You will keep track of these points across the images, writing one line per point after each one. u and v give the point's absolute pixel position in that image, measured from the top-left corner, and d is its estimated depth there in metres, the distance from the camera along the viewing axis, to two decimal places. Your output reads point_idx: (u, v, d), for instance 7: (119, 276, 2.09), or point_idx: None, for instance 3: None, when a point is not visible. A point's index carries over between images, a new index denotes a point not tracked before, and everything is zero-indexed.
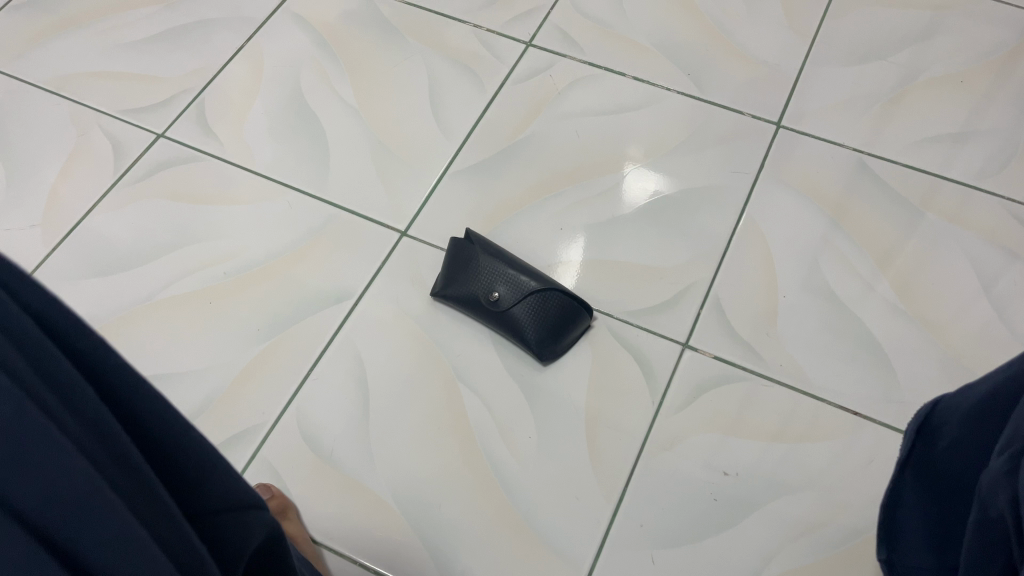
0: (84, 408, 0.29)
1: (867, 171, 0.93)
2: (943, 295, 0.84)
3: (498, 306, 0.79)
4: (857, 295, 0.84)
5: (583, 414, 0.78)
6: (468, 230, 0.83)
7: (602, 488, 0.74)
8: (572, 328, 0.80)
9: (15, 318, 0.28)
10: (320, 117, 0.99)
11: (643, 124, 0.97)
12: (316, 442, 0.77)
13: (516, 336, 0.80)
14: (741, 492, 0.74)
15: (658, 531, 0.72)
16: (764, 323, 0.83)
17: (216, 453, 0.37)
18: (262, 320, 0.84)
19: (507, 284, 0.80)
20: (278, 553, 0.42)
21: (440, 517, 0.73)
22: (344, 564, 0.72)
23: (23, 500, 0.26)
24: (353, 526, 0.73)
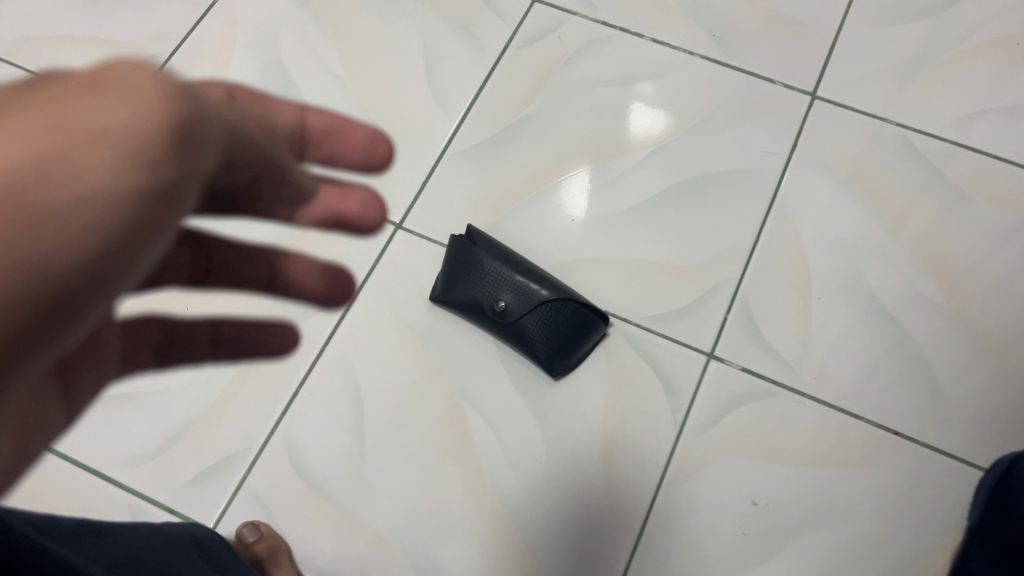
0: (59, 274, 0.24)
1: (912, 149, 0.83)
2: (995, 295, 0.76)
3: (505, 317, 0.71)
4: (902, 296, 0.76)
5: (599, 436, 0.71)
6: (470, 227, 0.75)
7: (621, 521, 0.68)
8: (587, 339, 0.72)
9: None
10: (302, 89, 0.89)
11: (662, 93, 0.87)
12: (307, 468, 0.71)
13: (523, 348, 0.72)
14: (772, 524, 0.68)
15: (683, 568, 0.67)
16: (797, 331, 0.75)
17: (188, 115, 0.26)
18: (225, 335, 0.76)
19: (514, 292, 0.71)
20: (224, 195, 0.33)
21: (444, 553, 0.68)
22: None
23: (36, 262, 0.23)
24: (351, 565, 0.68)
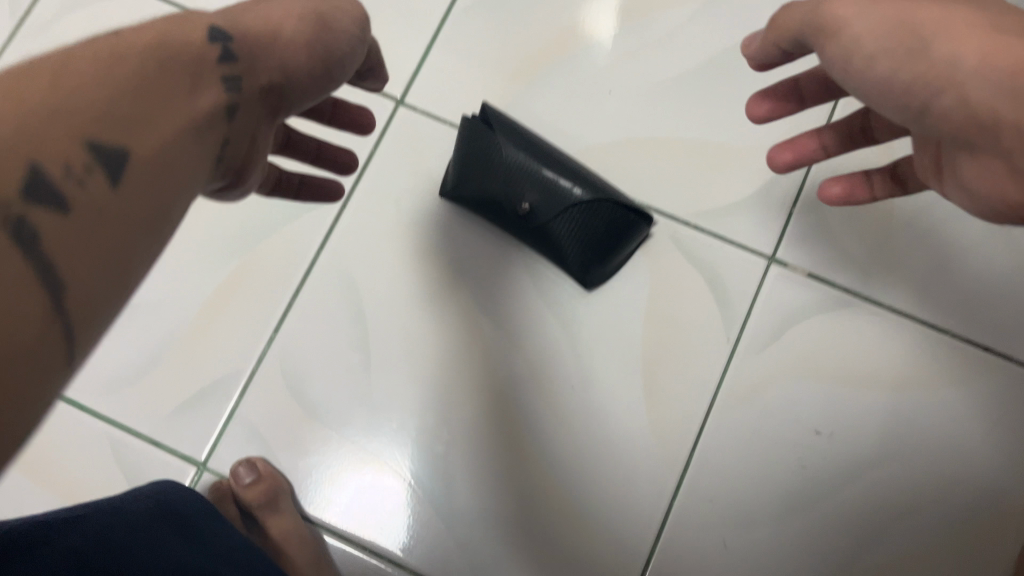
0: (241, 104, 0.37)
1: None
2: None
3: (530, 220, 0.59)
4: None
5: (639, 356, 0.62)
6: (484, 106, 0.60)
7: (665, 454, 0.60)
8: (626, 243, 0.61)
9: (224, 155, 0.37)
10: None
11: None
12: (307, 396, 0.62)
13: (553, 252, 0.61)
14: (836, 456, 0.60)
15: (733, 505, 0.60)
16: (879, 227, 0.63)
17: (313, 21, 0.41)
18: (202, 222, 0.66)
19: (541, 189, 0.59)
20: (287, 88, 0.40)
21: (465, 491, 0.61)
22: (349, 555, 0.60)
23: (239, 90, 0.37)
24: (380, 479, 0.61)
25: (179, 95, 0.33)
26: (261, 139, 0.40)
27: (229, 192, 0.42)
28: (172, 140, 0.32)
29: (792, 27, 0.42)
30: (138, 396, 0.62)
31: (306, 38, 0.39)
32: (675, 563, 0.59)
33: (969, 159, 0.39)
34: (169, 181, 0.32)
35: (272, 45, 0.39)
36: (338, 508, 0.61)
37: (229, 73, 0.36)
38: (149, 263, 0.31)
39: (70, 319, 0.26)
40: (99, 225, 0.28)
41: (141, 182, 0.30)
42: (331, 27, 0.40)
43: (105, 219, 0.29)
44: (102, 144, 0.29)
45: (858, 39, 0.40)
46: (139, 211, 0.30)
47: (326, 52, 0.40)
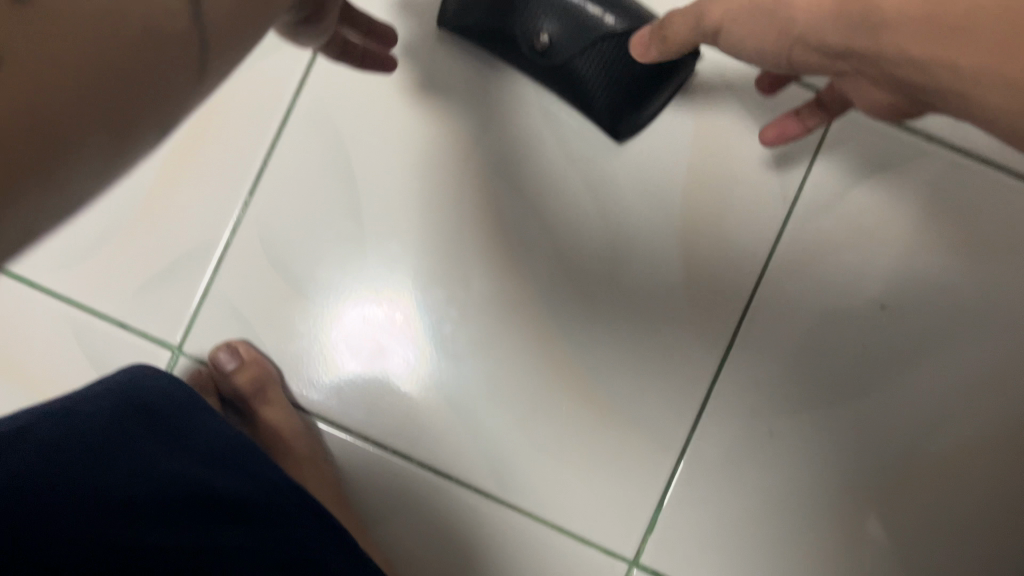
0: None
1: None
2: None
3: (550, 57, 0.48)
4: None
5: (675, 221, 0.53)
6: None
7: (704, 334, 0.52)
8: (666, 83, 0.50)
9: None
10: None
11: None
12: (290, 270, 0.54)
13: (580, 96, 0.51)
14: (904, 333, 0.52)
15: (783, 390, 0.52)
16: None
17: None
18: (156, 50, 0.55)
19: (563, 17, 0.47)
20: None
21: (475, 377, 0.54)
22: (347, 448, 0.54)
23: None
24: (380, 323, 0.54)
25: None
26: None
27: (304, 29, 0.34)
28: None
29: (679, 44, 0.40)
30: (97, 272, 0.54)
31: None
32: (714, 454, 0.52)
33: (836, 80, 0.36)
34: None
35: None
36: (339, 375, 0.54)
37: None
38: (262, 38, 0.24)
39: (211, 47, 0.21)
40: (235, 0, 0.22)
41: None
42: None
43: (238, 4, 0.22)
44: None
45: (731, 31, 0.37)
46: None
47: None
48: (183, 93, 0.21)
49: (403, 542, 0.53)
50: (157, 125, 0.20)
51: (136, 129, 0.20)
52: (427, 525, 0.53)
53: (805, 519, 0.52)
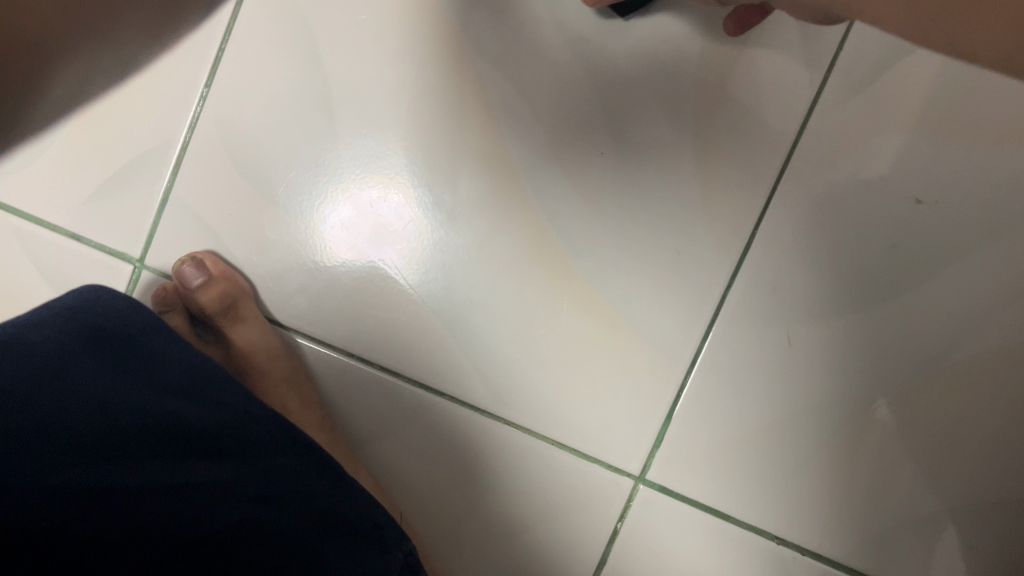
0: None
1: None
2: None
3: None
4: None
5: (675, 111, 0.48)
6: None
7: (714, 235, 0.48)
8: None
9: None
10: None
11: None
12: (257, 170, 0.50)
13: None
14: (937, 230, 0.47)
15: (802, 295, 0.48)
16: None
17: None
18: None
19: None
20: None
21: (471, 284, 0.50)
22: (332, 363, 0.51)
23: None
24: (372, 200, 0.50)
25: None
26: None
27: None
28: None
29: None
30: (49, 181, 0.51)
31: None
32: (728, 360, 0.48)
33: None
34: None
35: None
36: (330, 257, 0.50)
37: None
38: None
39: None
40: None
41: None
42: None
43: None
44: None
45: None
46: None
47: None
48: None
49: (398, 459, 0.50)
50: None
51: None
52: (421, 440, 0.50)
53: (829, 429, 0.48)
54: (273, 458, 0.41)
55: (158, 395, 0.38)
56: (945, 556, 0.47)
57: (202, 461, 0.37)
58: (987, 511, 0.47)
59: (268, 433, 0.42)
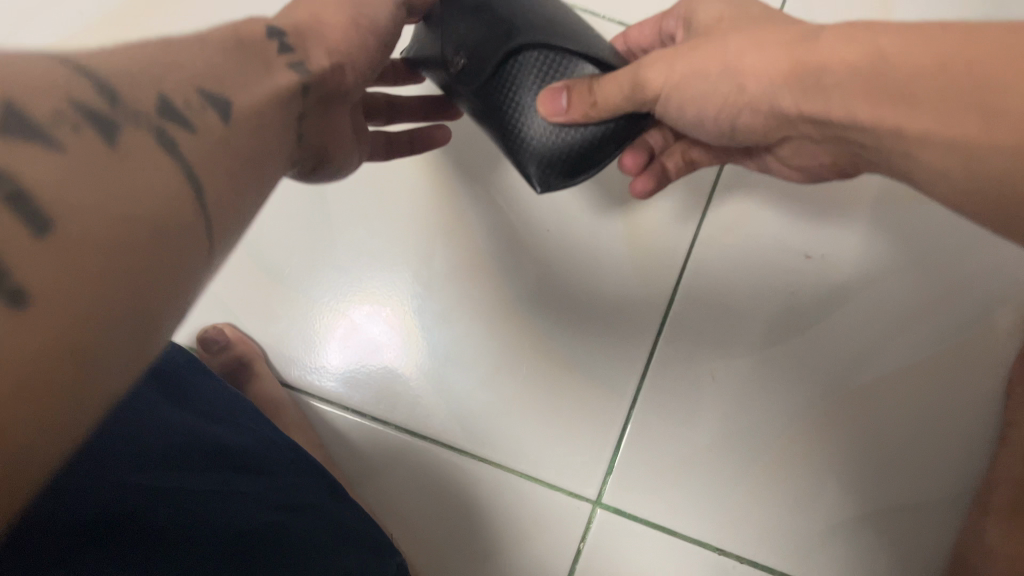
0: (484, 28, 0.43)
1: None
2: None
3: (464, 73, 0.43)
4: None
5: (610, 194, 0.59)
6: None
7: (646, 292, 0.58)
8: (601, 141, 0.44)
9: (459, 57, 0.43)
10: None
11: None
12: (267, 258, 0.61)
13: (524, 133, 0.43)
14: (827, 278, 0.58)
15: (722, 337, 0.58)
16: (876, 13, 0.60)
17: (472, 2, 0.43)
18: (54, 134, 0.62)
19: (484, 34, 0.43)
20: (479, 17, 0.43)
21: (447, 342, 0.59)
22: (328, 416, 0.59)
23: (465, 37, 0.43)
24: (350, 317, 0.60)
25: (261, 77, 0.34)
26: (333, 120, 0.42)
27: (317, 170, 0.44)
28: (262, 100, 0.33)
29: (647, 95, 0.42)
30: None
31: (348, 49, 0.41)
32: (667, 394, 0.57)
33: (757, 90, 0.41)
34: (251, 163, 0.31)
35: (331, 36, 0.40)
36: (321, 370, 0.60)
37: (289, 60, 0.37)
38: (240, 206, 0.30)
39: (212, 229, 0.27)
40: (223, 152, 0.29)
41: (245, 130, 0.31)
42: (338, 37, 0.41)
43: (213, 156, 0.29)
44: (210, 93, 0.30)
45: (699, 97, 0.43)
46: (241, 158, 0.30)
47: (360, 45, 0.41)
48: (196, 269, 0.25)
49: (389, 497, 0.58)
50: (174, 309, 0.24)
51: (157, 314, 0.23)
52: (409, 478, 0.58)
53: (753, 448, 0.56)
54: (277, 478, 0.47)
55: (194, 422, 0.46)
56: (864, 552, 0.55)
57: (226, 473, 0.44)
58: (894, 510, 0.55)
59: (284, 455, 0.49)
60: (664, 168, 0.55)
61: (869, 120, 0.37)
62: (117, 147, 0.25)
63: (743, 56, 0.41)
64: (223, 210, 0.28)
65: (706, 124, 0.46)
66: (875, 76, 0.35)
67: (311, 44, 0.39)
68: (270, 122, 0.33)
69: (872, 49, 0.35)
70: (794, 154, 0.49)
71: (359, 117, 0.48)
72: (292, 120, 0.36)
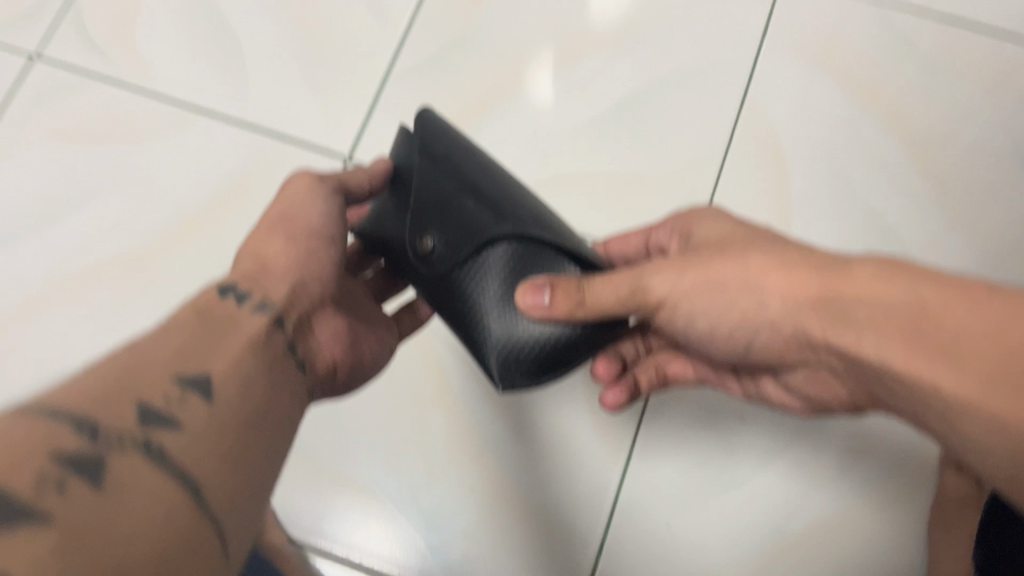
0: (461, 227, 0.50)
1: (898, 48, 0.82)
2: (964, 168, 0.77)
3: (430, 262, 0.50)
4: (897, 210, 0.76)
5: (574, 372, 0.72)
6: (424, 134, 0.54)
7: (607, 453, 0.69)
8: (575, 348, 0.50)
9: (436, 250, 0.50)
10: (227, 19, 0.84)
11: (623, 12, 0.84)
12: None
13: (488, 331, 0.50)
14: (757, 439, 0.69)
15: (673, 491, 0.68)
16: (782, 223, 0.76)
17: (451, 202, 0.50)
18: (54, 372, 0.72)
19: (455, 232, 0.50)
20: (456, 216, 0.50)
21: (437, 500, 0.68)
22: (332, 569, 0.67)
23: (440, 232, 0.50)
24: (358, 503, 0.68)
25: (222, 334, 0.43)
26: (323, 335, 0.51)
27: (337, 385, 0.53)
28: (234, 358, 0.42)
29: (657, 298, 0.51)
30: None
31: (288, 270, 0.50)
32: (628, 543, 0.67)
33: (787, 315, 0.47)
34: (243, 421, 0.39)
35: (273, 264, 0.50)
36: (326, 528, 0.68)
37: (252, 306, 0.47)
38: (249, 460, 0.38)
39: (214, 513, 0.33)
40: (217, 426, 0.37)
41: (226, 392, 0.39)
42: (271, 263, 0.51)
43: (206, 432, 0.36)
44: (187, 383, 0.38)
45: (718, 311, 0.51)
46: (230, 422, 0.38)
47: (298, 264, 0.51)
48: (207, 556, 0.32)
49: None
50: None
51: None
52: None
53: None
54: None
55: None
56: None
57: None
58: None
59: None
60: (637, 383, 0.64)
61: (899, 364, 0.40)
62: (101, 483, 0.31)
63: (766, 273, 0.47)
64: (225, 501, 0.34)
65: (718, 334, 0.53)
66: (917, 325, 0.40)
67: (266, 283, 0.49)
68: (256, 352, 0.43)
69: (916, 297, 0.40)
70: (805, 385, 0.56)
71: (357, 313, 0.57)
72: (278, 350, 0.45)
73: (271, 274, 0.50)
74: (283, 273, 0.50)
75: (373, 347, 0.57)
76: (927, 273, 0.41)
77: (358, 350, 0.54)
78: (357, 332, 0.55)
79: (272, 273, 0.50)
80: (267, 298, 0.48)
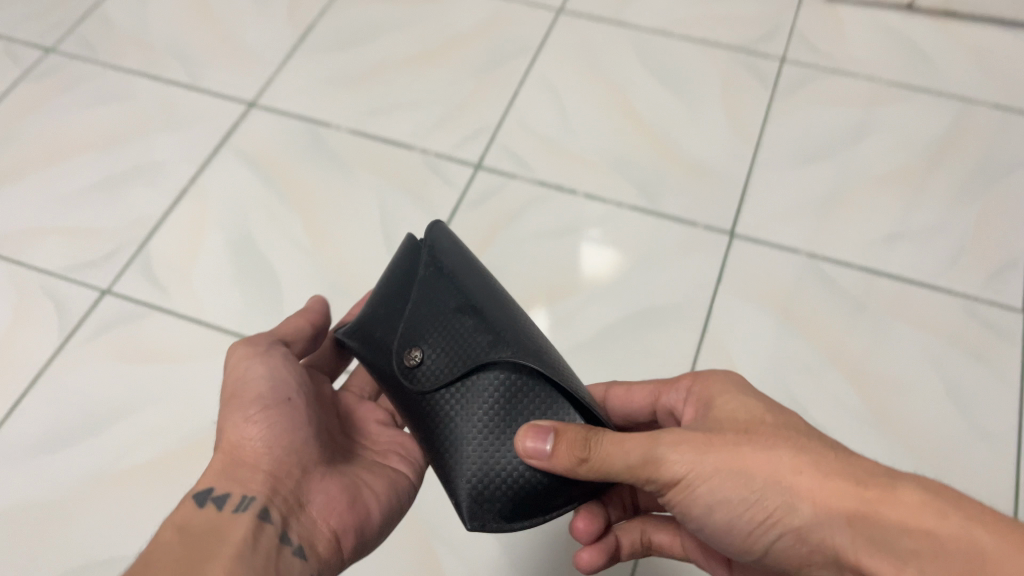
0: (458, 351, 0.59)
1: (848, 301, 0.96)
2: (900, 395, 0.90)
3: (414, 374, 0.60)
4: (844, 432, 0.87)
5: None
6: (432, 261, 0.64)
7: None
8: (551, 491, 0.58)
9: (427, 369, 0.59)
10: (271, 261, 1.00)
11: (608, 264, 0.99)
12: None
13: (460, 462, 0.58)
14: None
15: None
16: None
17: (452, 325, 0.60)
18: (91, 564, 0.80)
19: (443, 355, 0.59)
20: (452, 342, 0.60)
21: None
22: None
23: (435, 352, 0.60)
24: None
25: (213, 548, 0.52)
26: (314, 513, 0.59)
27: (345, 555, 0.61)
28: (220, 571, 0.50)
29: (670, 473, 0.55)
30: None
31: (258, 460, 0.58)
32: None
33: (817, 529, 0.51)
34: None
35: (244, 456, 0.59)
36: None
37: (233, 507, 0.55)
38: None
39: None
40: None
41: None
42: (238, 455, 0.59)
43: None
44: None
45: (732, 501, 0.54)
46: None
47: (265, 451, 0.59)
48: None
49: None
50: None
51: None
52: None
53: None
54: None
55: None
56: None
57: None
58: None
59: None
60: (619, 541, 0.69)
61: None
62: None
63: (799, 473, 0.52)
64: None
65: (738, 530, 0.56)
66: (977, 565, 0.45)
67: (241, 479, 0.57)
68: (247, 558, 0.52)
69: (975, 543, 0.46)
70: None
71: (346, 468, 0.64)
72: (263, 548, 0.54)
73: (244, 468, 0.58)
74: (252, 464, 0.58)
75: (376, 496, 0.64)
76: (982, 525, 0.46)
77: (362, 505, 0.62)
78: (356, 489, 0.62)
79: (246, 467, 0.58)
80: (247, 494, 0.56)
